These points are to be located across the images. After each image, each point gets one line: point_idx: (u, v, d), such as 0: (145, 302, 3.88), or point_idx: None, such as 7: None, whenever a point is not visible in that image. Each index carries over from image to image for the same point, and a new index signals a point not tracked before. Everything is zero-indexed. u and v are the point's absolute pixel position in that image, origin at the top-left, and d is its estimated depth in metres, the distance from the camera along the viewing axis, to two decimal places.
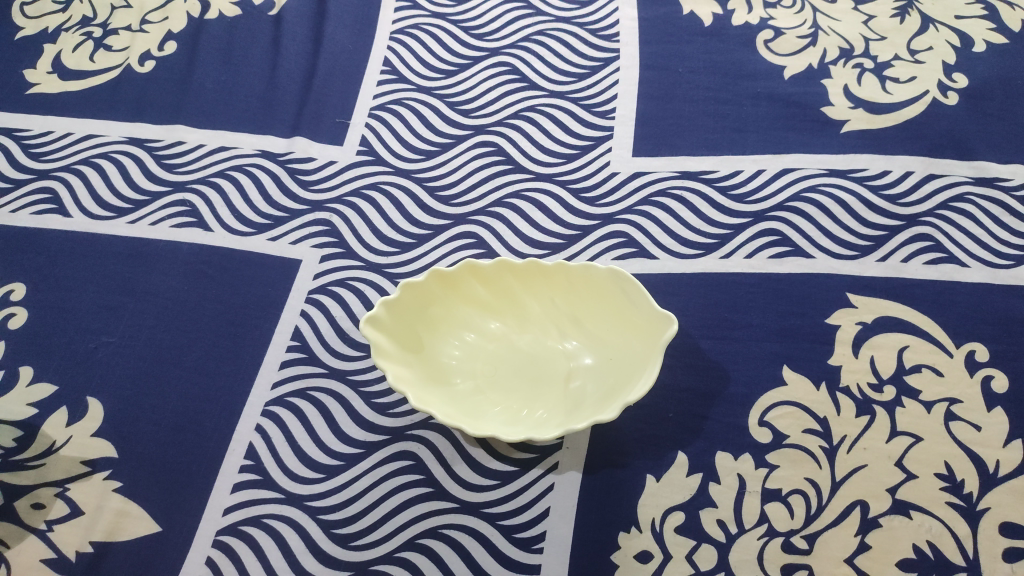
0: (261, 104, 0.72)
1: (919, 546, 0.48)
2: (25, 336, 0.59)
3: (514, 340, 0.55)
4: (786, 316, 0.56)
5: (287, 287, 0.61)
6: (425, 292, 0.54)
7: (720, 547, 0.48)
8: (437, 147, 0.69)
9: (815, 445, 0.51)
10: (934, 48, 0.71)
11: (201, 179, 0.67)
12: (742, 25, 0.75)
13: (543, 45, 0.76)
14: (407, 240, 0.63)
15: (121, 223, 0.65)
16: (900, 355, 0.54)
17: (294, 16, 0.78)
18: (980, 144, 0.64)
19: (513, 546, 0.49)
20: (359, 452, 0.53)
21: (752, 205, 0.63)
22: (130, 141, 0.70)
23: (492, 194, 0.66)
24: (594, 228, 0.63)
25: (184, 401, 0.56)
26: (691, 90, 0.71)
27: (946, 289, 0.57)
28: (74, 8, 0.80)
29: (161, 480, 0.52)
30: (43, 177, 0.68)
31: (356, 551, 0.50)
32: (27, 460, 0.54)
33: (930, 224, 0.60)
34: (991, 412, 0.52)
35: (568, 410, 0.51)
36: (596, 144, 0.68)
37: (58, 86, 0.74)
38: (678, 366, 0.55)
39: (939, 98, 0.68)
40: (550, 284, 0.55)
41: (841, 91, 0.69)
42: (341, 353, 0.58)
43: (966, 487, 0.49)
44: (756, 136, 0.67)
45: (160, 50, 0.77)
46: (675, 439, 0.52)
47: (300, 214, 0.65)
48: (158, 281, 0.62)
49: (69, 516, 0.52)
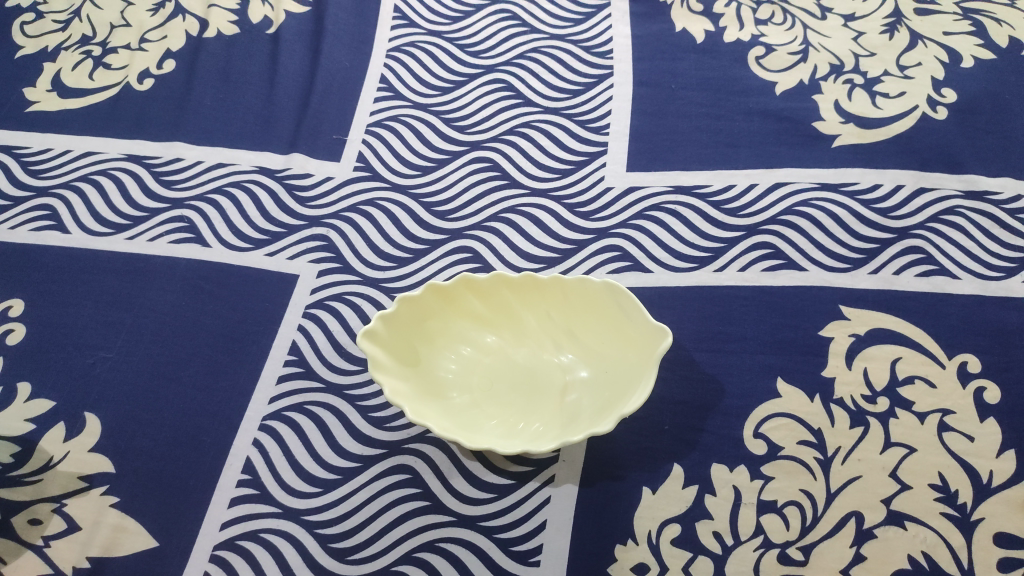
0: (259, 121, 0.73)
1: (915, 556, 0.48)
2: (23, 352, 0.60)
3: (510, 354, 0.56)
4: (779, 328, 0.57)
5: (285, 301, 0.61)
6: (422, 306, 0.55)
7: (717, 559, 0.49)
8: (434, 163, 0.70)
9: (810, 456, 0.51)
10: (923, 64, 0.73)
11: (199, 196, 0.68)
12: (734, 41, 0.77)
13: (537, 62, 0.77)
14: (403, 255, 0.64)
15: (119, 239, 0.66)
16: (893, 367, 0.55)
17: (292, 34, 0.79)
18: (969, 158, 0.65)
19: (510, 560, 0.49)
20: (356, 465, 0.53)
21: (745, 219, 0.63)
22: (129, 158, 0.71)
23: (488, 209, 0.66)
24: (589, 242, 0.63)
25: (182, 416, 0.56)
26: (685, 106, 0.72)
27: (938, 301, 0.58)
28: (74, 28, 0.81)
29: (159, 495, 0.53)
30: (42, 194, 0.69)
31: (353, 566, 0.50)
32: (24, 476, 0.54)
33: (921, 237, 0.61)
34: (984, 422, 0.52)
35: (564, 423, 0.52)
36: (590, 160, 0.69)
37: (57, 104, 0.75)
38: (674, 379, 0.56)
39: (928, 113, 0.69)
40: (545, 298, 0.55)
41: (832, 106, 0.70)
42: (338, 368, 0.58)
43: (960, 498, 0.50)
44: (748, 151, 0.68)
45: (159, 68, 0.77)
46: (671, 452, 0.52)
47: (298, 229, 0.65)
48: (156, 297, 0.62)
49: (66, 531, 0.52)
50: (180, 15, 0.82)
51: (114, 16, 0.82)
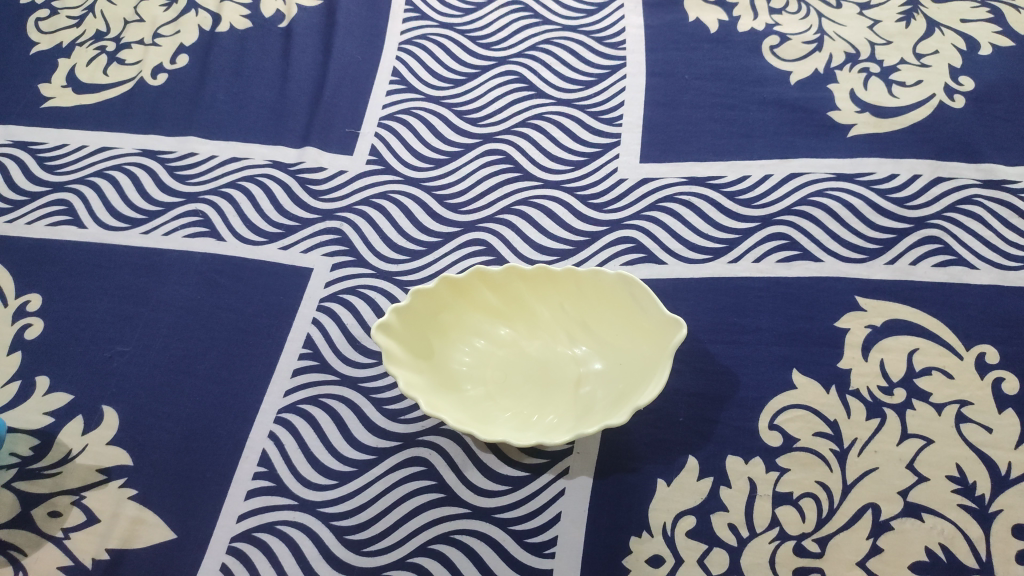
0: (273, 114, 0.73)
1: (932, 548, 0.48)
2: (42, 347, 0.60)
3: (523, 346, 0.56)
4: (794, 319, 0.57)
5: (299, 295, 0.62)
6: (436, 298, 0.55)
7: (731, 552, 0.48)
8: (447, 156, 0.70)
9: (826, 448, 0.51)
10: (940, 52, 0.72)
11: (213, 190, 0.68)
12: (748, 31, 0.76)
13: (549, 53, 0.76)
14: (417, 248, 0.64)
15: (135, 233, 0.66)
16: (910, 357, 0.54)
17: (304, 28, 0.79)
18: (987, 146, 0.65)
19: (525, 552, 0.50)
20: (371, 458, 0.54)
21: (760, 210, 0.63)
22: (144, 153, 0.71)
23: (501, 201, 0.66)
24: (602, 234, 0.63)
25: (199, 408, 0.56)
26: (697, 96, 0.71)
27: (956, 291, 0.57)
28: (88, 23, 0.82)
29: (176, 487, 0.53)
30: (59, 189, 0.69)
31: (369, 557, 0.50)
32: (44, 469, 0.54)
33: (937, 227, 0.60)
34: (1003, 414, 0.52)
35: (579, 414, 0.52)
36: (603, 151, 0.69)
37: (72, 100, 0.76)
38: (688, 371, 0.55)
39: (945, 102, 0.68)
40: (558, 290, 0.55)
41: (847, 95, 0.69)
42: (353, 361, 0.58)
43: (978, 490, 0.49)
44: (763, 141, 0.67)
45: (173, 63, 0.78)
46: (685, 444, 0.52)
47: (311, 223, 0.66)
48: (171, 290, 0.62)
49: (85, 523, 0.52)
50: (192, 10, 0.82)
51: (127, 11, 0.82)
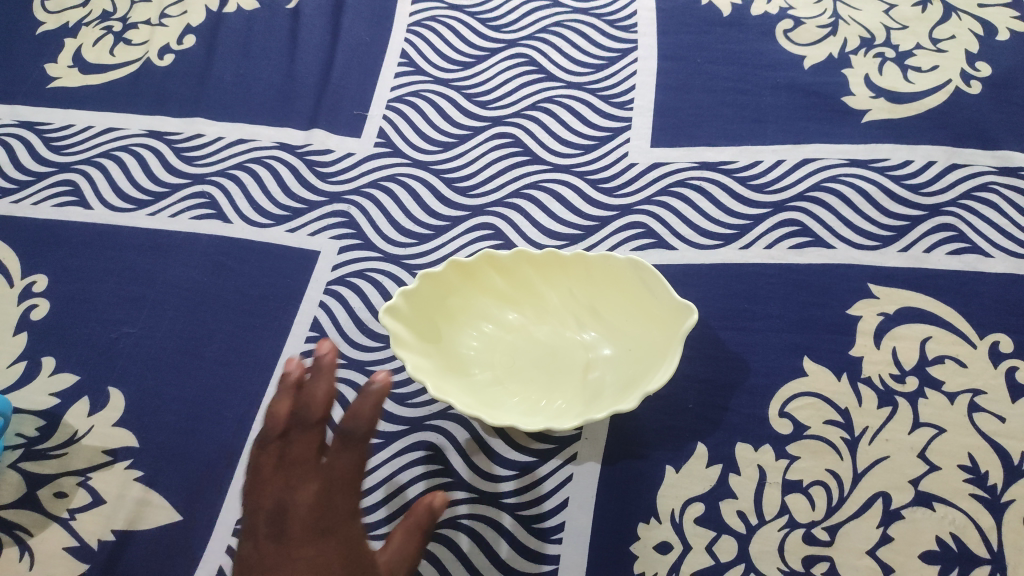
0: (280, 96, 0.73)
1: (943, 538, 0.47)
2: (48, 328, 0.60)
3: (532, 331, 0.55)
4: (806, 307, 0.56)
5: (307, 277, 0.61)
6: (444, 282, 0.54)
7: (740, 539, 0.48)
8: (455, 139, 0.69)
9: (836, 436, 0.51)
10: (957, 37, 0.70)
11: (220, 172, 0.68)
12: (762, 15, 0.75)
13: (560, 36, 0.76)
14: (425, 231, 0.64)
15: (141, 215, 0.66)
16: (923, 346, 0.54)
17: (312, 9, 0.79)
18: (1004, 133, 0.64)
19: (532, 537, 0.49)
20: (378, 442, 0.54)
21: (772, 196, 0.62)
22: (150, 134, 0.71)
23: (510, 185, 0.66)
24: (612, 219, 0.63)
25: (205, 391, 0.56)
26: (710, 80, 0.70)
27: (971, 280, 0.56)
28: (95, 3, 0.81)
29: (182, 469, 0.53)
30: (65, 170, 0.69)
31: (376, 541, 0.50)
32: (50, 450, 0.54)
33: (952, 214, 0.60)
34: (1016, 403, 0.51)
35: (588, 400, 0.51)
36: (614, 135, 0.68)
37: (79, 79, 0.75)
38: (698, 357, 0.55)
39: (961, 87, 0.67)
40: (568, 275, 0.55)
41: (862, 80, 0.68)
42: (359, 344, 0.58)
43: (991, 479, 0.49)
44: (776, 126, 0.66)
45: (180, 44, 0.77)
46: (694, 431, 0.52)
47: (318, 206, 0.65)
48: (178, 273, 0.62)
49: (91, 504, 0.52)
50: None
51: None
